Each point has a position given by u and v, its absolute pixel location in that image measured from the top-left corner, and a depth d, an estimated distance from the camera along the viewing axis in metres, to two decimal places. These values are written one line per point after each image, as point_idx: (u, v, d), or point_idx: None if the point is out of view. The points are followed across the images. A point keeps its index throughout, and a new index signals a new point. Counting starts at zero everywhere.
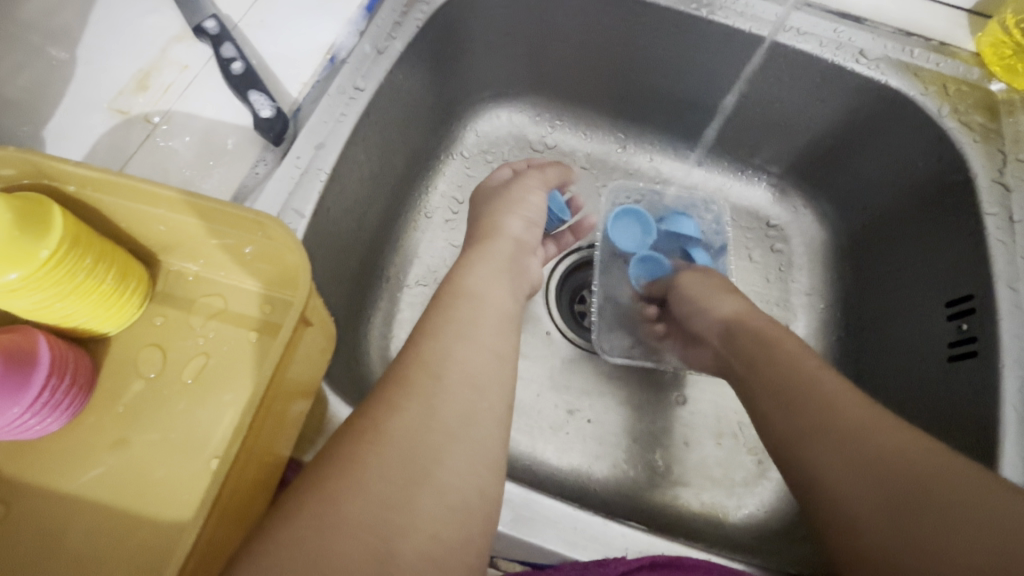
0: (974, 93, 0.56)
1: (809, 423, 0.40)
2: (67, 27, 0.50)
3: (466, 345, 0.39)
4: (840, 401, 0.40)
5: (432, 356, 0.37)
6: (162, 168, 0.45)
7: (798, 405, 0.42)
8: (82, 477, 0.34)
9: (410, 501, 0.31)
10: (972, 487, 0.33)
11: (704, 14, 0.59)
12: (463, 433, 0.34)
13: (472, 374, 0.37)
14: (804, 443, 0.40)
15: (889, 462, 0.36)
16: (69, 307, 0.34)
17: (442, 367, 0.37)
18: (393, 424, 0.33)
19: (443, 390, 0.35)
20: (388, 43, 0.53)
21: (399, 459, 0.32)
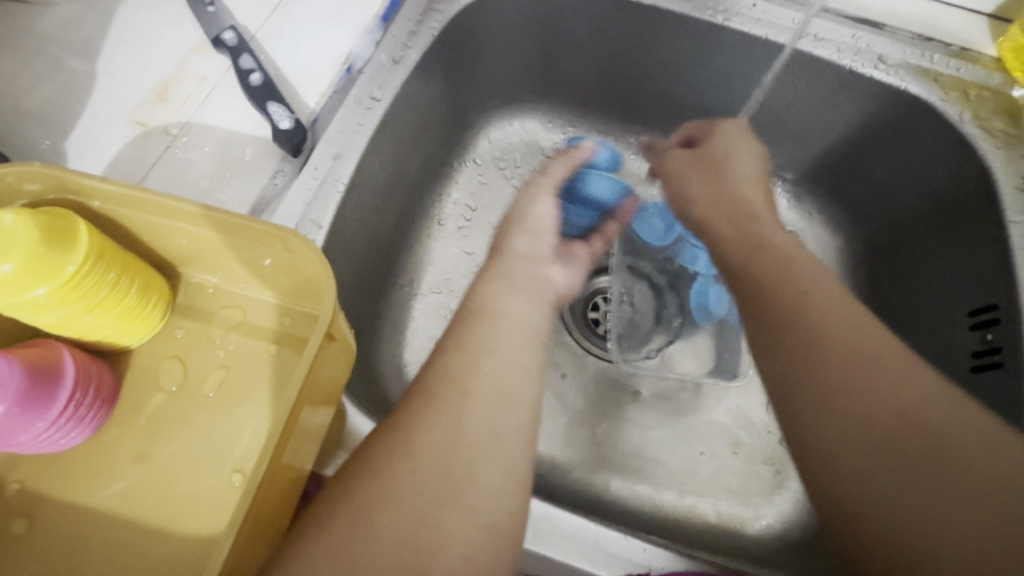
0: (996, 98, 0.55)
1: (797, 374, 0.33)
2: (88, 40, 0.51)
3: (492, 352, 0.35)
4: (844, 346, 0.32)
5: (455, 364, 0.34)
6: (180, 179, 0.45)
7: (779, 351, 0.34)
8: (106, 491, 0.34)
9: (440, 524, 0.28)
10: (990, 446, 0.28)
11: (720, 21, 0.58)
12: (492, 450, 0.31)
13: (503, 385, 0.34)
14: (795, 396, 0.33)
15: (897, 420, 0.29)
16: (94, 320, 0.34)
17: (465, 375, 0.34)
18: (418, 440, 0.30)
19: (469, 401, 0.32)
20: (403, 52, 0.54)
21: (427, 477, 0.29)
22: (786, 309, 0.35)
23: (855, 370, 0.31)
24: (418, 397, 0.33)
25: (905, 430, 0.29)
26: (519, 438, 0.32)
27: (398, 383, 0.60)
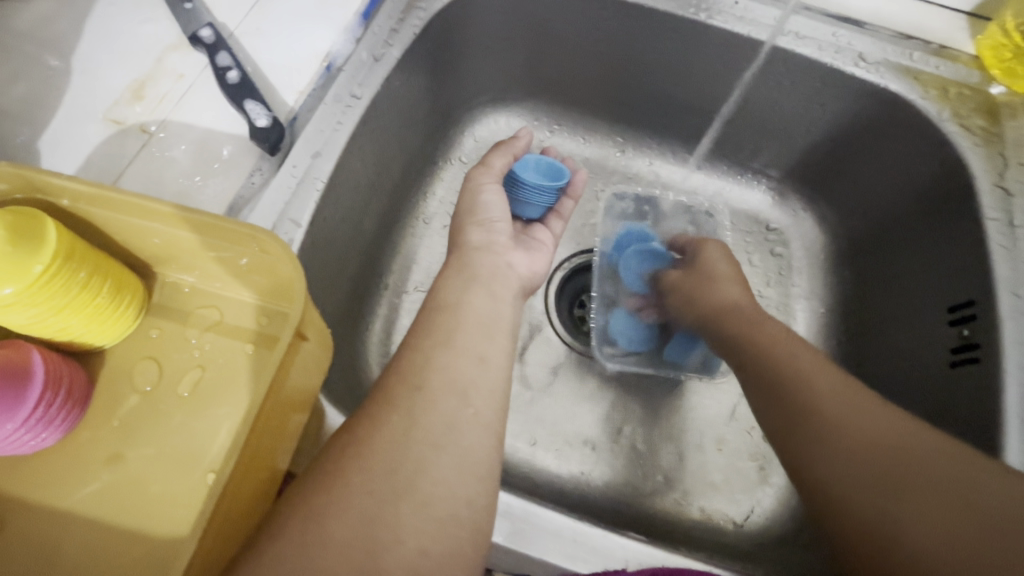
0: (975, 96, 0.56)
1: (789, 406, 0.42)
2: (64, 36, 0.50)
3: (451, 351, 0.38)
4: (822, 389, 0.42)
5: (416, 365, 0.37)
6: (157, 178, 0.45)
7: (770, 387, 0.45)
8: (78, 493, 0.34)
9: (392, 512, 0.31)
10: (961, 475, 0.35)
11: (703, 19, 0.58)
12: (448, 441, 0.34)
13: (461, 382, 0.37)
14: (796, 429, 0.41)
15: (886, 448, 0.37)
16: (64, 321, 0.34)
17: (422, 374, 0.36)
18: (374, 436, 0.33)
19: (428, 399, 0.35)
20: (385, 50, 0.53)
21: (382, 469, 0.32)
22: (762, 348, 0.48)
23: (844, 408, 0.40)
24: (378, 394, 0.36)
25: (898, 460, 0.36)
26: (476, 431, 0.35)
27: None
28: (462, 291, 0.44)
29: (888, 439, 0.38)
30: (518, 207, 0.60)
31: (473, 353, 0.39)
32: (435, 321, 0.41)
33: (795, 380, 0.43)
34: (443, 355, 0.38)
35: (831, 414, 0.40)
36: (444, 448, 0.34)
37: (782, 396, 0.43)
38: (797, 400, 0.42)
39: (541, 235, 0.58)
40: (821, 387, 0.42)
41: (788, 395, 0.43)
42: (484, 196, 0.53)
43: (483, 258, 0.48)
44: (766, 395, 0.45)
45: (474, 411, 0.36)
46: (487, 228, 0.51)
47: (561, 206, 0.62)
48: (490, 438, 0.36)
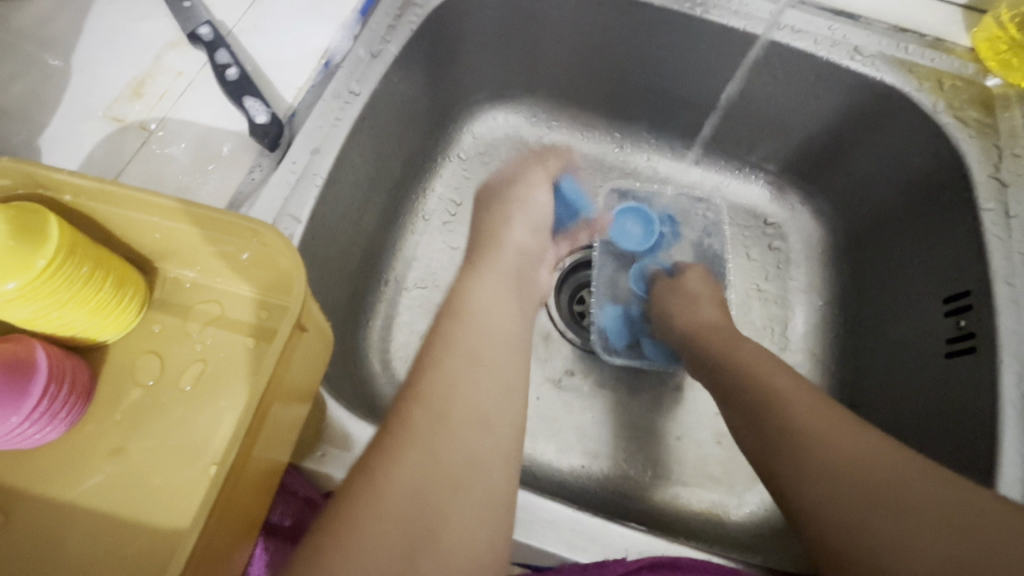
0: (970, 88, 0.56)
1: (769, 427, 0.42)
2: (63, 35, 0.50)
3: (471, 375, 0.38)
4: (801, 409, 0.41)
5: (436, 392, 0.36)
6: (157, 174, 0.45)
7: (750, 406, 0.44)
8: (82, 485, 0.34)
9: (415, 560, 0.30)
10: (939, 490, 0.34)
11: (698, 14, 0.59)
12: (470, 481, 0.33)
13: (482, 412, 0.36)
14: (775, 447, 0.41)
15: (859, 466, 0.37)
16: (68, 315, 0.34)
17: (446, 404, 0.36)
18: (395, 477, 0.32)
19: (451, 434, 0.35)
20: (382, 46, 0.53)
21: (403, 512, 0.31)
22: (743, 366, 0.47)
23: (823, 428, 0.39)
24: (398, 423, 0.35)
25: (872, 479, 0.36)
26: (497, 466, 0.35)
27: (384, 377, 0.60)
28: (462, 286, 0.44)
29: (864, 457, 0.37)
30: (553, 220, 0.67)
31: (473, 345, 0.39)
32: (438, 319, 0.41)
33: (773, 399, 0.43)
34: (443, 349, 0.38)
35: (807, 429, 0.40)
36: (447, 441, 0.34)
37: (762, 414, 0.43)
38: (775, 418, 0.42)
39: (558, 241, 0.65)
40: (801, 407, 0.42)
41: (769, 413, 0.42)
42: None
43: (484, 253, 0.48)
44: (749, 416, 0.44)
45: (475, 403, 0.36)
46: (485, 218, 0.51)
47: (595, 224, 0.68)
48: (490, 429, 0.36)
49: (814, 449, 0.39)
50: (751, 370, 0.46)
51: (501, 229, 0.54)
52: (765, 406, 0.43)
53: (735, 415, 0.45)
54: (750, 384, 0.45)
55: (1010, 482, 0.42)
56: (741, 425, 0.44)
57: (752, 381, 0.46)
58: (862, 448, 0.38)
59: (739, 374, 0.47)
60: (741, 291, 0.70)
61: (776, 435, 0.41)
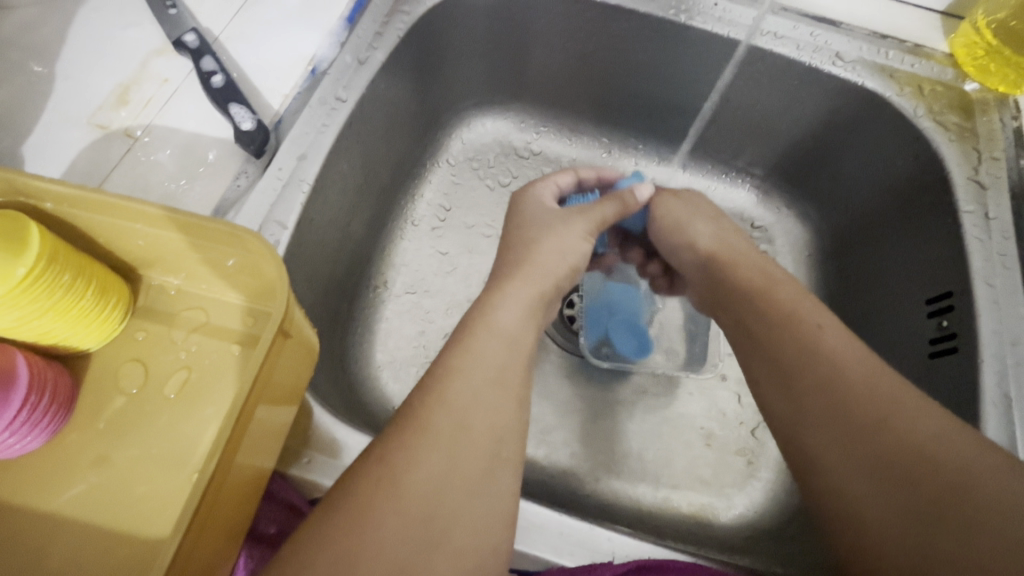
0: (949, 93, 0.57)
1: (805, 396, 0.38)
2: (47, 43, 0.50)
3: (489, 381, 0.37)
4: (846, 376, 0.37)
5: (455, 394, 0.35)
6: (142, 181, 0.45)
7: (785, 370, 0.40)
8: (64, 495, 0.34)
9: (425, 562, 0.30)
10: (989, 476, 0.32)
11: (683, 20, 0.59)
12: (483, 488, 0.33)
13: (496, 419, 0.36)
14: (810, 419, 0.38)
15: (901, 443, 0.34)
16: (49, 324, 0.34)
17: (463, 408, 0.35)
18: (412, 479, 0.32)
19: (469, 437, 0.34)
20: (369, 53, 0.54)
21: (419, 515, 0.31)
22: (773, 320, 0.42)
23: (867, 400, 0.36)
24: (415, 424, 0.34)
25: (914, 458, 0.33)
26: (508, 474, 0.35)
27: (372, 383, 0.60)
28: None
29: (912, 436, 0.34)
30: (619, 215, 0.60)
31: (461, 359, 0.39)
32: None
33: (812, 362, 0.39)
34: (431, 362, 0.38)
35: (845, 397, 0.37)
36: None
37: (800, 380, 0.39)
38: (813, 385, 0.38)
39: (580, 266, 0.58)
40: (844, 372, 0.38)
41: (806, 378, 0.39)
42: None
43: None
44: (784, 380, 0.40)
45: None
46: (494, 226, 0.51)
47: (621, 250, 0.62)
48: None
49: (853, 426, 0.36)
50: (788, 326, 0.41)
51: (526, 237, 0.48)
52: (803, 370, 0.39)
53: (766, 376, 0.41)
54: (790, 343, 0.41)
55: None
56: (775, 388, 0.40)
57: (793, 340, 0.40)
58: (912, 425, 0.34)
59: (776, 332, 0.42)
60: None
61: (809, 404, 0.38)
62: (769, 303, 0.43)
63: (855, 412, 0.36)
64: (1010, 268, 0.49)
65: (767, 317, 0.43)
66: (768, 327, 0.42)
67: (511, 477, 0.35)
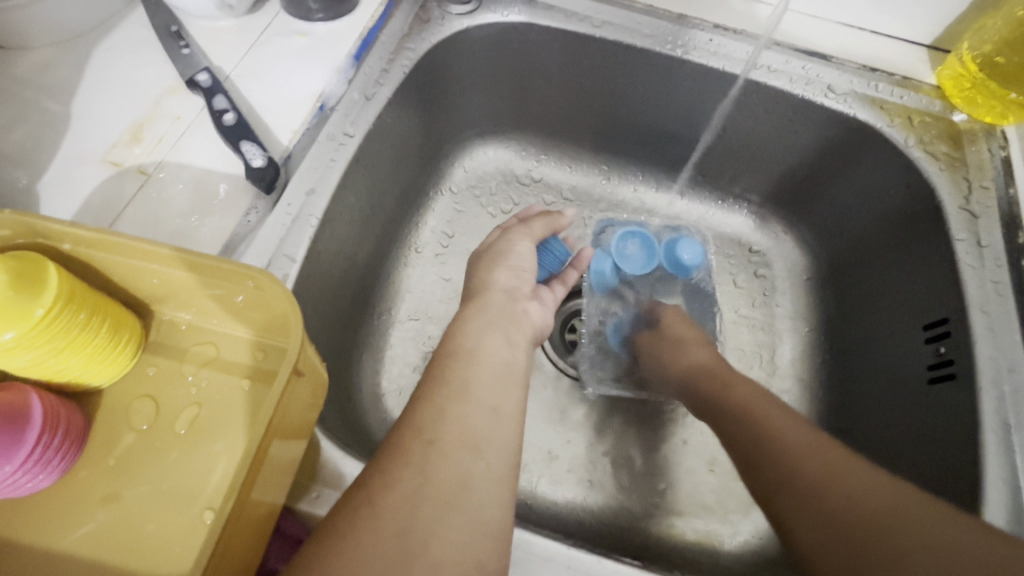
0: (938, 124, 0.59)
1: (766, 467, 0.43)
2: (63, 82, 0.52)
3: (465, 403, 0.39)
4: (800, 450, 0.43)
5: (430, 420, 0.38)
6: (155, 216, 0.46)
7: (740, 444, 0.46)
8: (74, 533, 0.34)
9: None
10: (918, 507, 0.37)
11: (679, 54, 0.61)
12: (460, 501, 0.34)
13: (473, 436, 0.37)
14: (778, 488, 0.42)
15: (852, 500, 0.38)
16: (63, 362, 0.34)
17: (436, 429, 0.37)
18: (386, 498, 0.33)
19: (441, 453, 0.36)
20: (376, 89, 0.56)
21: (394, 532, 0.32)
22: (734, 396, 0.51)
23: (821, 465, 0.41)
24: (392, 451, 0.36)
25: (865, 512, 0.37)
26: (489, 487, 0.36)
27: (378, 412, 0.60)
28: (469, 336, 0.45)
29: (864, 492, 0.38)
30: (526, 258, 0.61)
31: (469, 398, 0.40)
32: (444, 367, 0.42)
33: (772, 438, 0.45)
34: (439, 403, 0.39)
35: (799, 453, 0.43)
36: (448, 488, 0.34)
37: (764, 456, 0.44)
38: (773, 459, 0.43)
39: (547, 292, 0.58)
40: (802, 450, 0.43)
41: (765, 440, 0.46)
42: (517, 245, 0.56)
43: (497, 300, 0.50)
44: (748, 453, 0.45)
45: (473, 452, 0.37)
46: (516, 273, 0.54)
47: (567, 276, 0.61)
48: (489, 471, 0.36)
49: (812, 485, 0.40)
50: (753, 416, 0.47)
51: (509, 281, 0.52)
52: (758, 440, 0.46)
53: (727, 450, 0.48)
54: (747, 422, 0.47)
55: (995, 508, 0.43)
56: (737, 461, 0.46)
57: (741, 417, 0.48)
58: (860, 481, 0.39)
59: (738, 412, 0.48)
60: (728, 318, 0.71)
61: (774, 473, 0.43)
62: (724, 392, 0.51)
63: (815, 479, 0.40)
64: (1003, 296, 0.50)
65: (725, 397, 0.51)
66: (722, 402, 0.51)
67: (494, 491, 0.36)
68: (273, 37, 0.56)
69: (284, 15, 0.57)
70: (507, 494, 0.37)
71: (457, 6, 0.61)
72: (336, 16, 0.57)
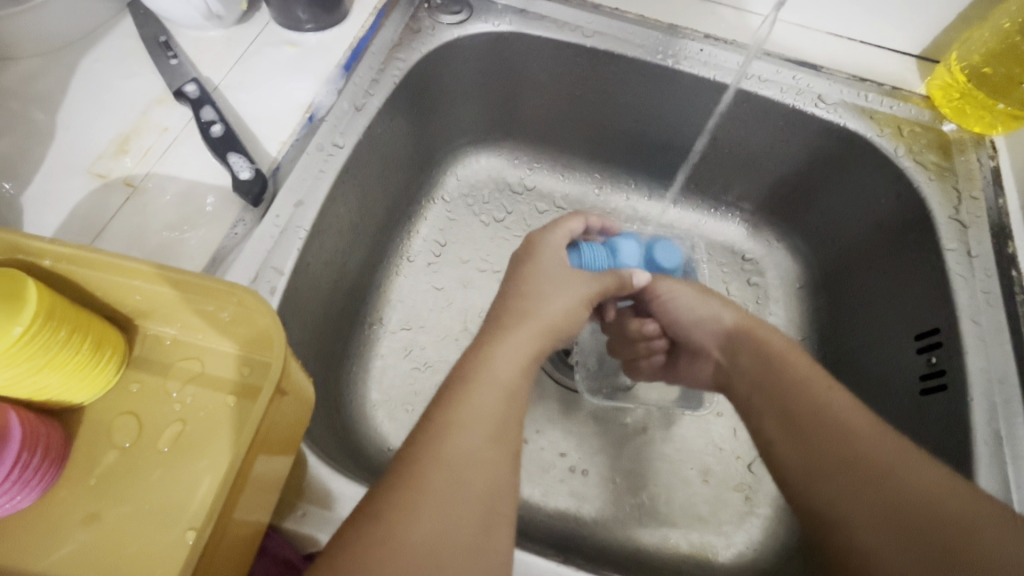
0: (927, 134, 0.59)
1: (822, 451, 0.40)
2: (49, 93, 0.51)
3: (476, 428, 0.36)
4: (860, 436, 0.39)
5: (439, 447, 0.35)
6: (141, 229, 0.45)
7: (791, 423, 0.42)
8: (54, 555, 0.33)
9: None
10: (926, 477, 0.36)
11: (670, 64, 0.62)
12: (472, 539, 0.32)
13: (484, 467, 0.35)
14: (832, 476, 0.38)
15: (910, 500, 0.35)
16: (44, 380, 0.34)
17: (447, 459, 0.34)
18: (396, 536, 0.31)
19: (450, 489, 0.33)
20: (366, 100, 0.56)
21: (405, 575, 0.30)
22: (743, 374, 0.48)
23: (881, 456, 0.37)
24: (400, 481, 0.33)
25: (925, 513, 0.34)
26: (499, 522, 0.34)
27: (368, 424, 0.59)
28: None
29: (926, 493, 0.35)
30: None
31: None
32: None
33: (831, 421, 0.41)
34: (427, 420, 0.38)
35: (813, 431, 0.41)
36: None
37: (818, 436, 0.41)
38: (831, 442, 0.40)
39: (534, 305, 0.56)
40: (860, 438, 0.39)
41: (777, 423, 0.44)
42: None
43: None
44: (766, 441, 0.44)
45: None
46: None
47: None
48: None
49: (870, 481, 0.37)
50: (807, 394, 0.43)
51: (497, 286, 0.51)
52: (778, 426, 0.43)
53: (771, 427, 0.44)
54: (799, 398, 0.43)
55: None
56: (783, 440, 0.43)
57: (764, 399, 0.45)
58: (920, 477, 0.36)
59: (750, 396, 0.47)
60: None
61: (827, 459, 0.39)
62: (776, 365, 0.46)
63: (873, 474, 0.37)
64: (993, 306, 0.50)
65: (777, 369, 0.46)
66: (764, 372, 0.47)
67: (502, 525, 0.34)
68: (262, 48, 0.55)
69: (273, 25, 0.57)
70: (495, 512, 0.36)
71: (448, 17, 0.61)
72: (326, 27, 0.57)
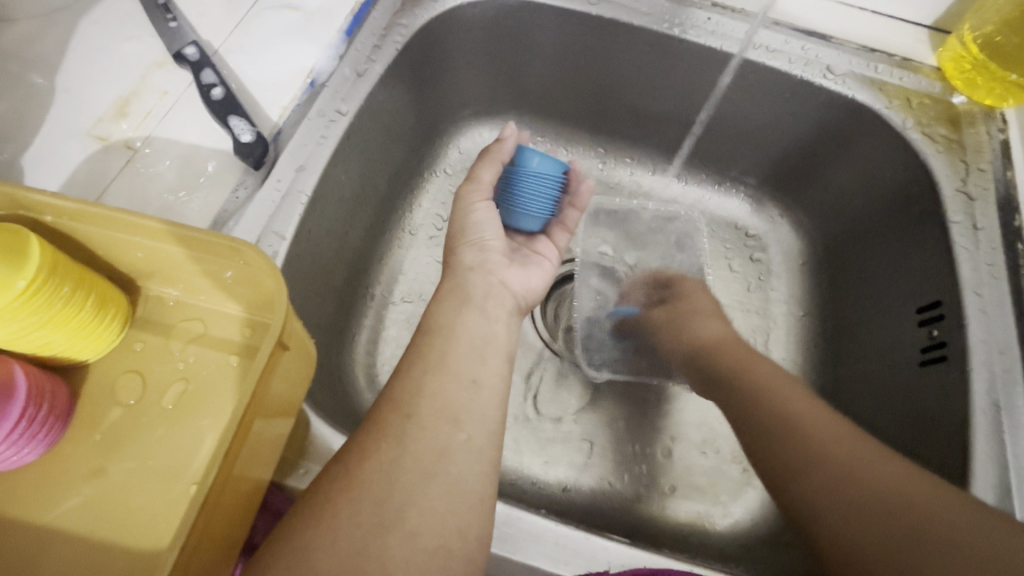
0: (937, 106, 0.58)
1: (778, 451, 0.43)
2: (46, 55, 0.51)
3: (447, 377, 0.39)
4: (822, 435, 0.42)
5: (408, 393, 0.38)
6: (141, 192, 0.45)
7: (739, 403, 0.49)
8: (62, 506, 0.34)
9: (383, 545, 0.31)
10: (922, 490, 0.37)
11: (677, 34, 0.60)
12: (438, 471, 0.34)
13: (453, 409, 0.37)
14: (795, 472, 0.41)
15: (890, 499, 0.37)
16: (48, 335, 0.34)
17: (419, 402, 0.37)
18: (366, 468, 0.34)
19: (419, 426, 0.36)
20: (367, 65, 0.55)
21: (371, 501, 0.33)
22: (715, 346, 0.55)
23: (865, 458, 0.40)
24: (371, 426, 0.36)
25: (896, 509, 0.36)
26: (469, 458, 0.36)
27: (370, 393, 0.60)
28: (454, 314, 0.44)
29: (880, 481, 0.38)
30: (514, 221, 0.55)
31: (465, 376, 0.40)
32: (429, 346, 0.41)
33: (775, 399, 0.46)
34: (435, 380, 0.39)
35: (791, 421, 0.44)
36: (432, 475, 0.34)
37: (779, 442, 0.43)
38: (812, 464, 0.41)
39: (544, 249, 0.58)
40: (826, 444, 0.41)
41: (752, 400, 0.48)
42: (489, 214, 0.53)
43: (476, 279, 0.49)
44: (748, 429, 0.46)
45: (467, 435, 0.37)
46: (489, 245, 0.52)
47: (567, 218, 0.60)
48: (479, 464, 0.36)
49: (838, 483, 0.39)
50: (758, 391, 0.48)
51: (497, 261, 0.52)
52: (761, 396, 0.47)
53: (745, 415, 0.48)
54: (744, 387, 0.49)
55: (983, 489, 0.43)
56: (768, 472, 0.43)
57: (751, 388, 0.49)
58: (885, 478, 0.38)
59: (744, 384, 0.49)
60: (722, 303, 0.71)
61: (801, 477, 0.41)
62: (761, 403, 0.47)
63: (843, 479, 0.39)
64: (997, 278, 0.50)
65: (735, 378, 0.50)
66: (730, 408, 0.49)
67: (473, 461, 0.36)
68: (262, 11, 0.55)
69: None
70: (491, 468, 0.37)
71: None
72: None
